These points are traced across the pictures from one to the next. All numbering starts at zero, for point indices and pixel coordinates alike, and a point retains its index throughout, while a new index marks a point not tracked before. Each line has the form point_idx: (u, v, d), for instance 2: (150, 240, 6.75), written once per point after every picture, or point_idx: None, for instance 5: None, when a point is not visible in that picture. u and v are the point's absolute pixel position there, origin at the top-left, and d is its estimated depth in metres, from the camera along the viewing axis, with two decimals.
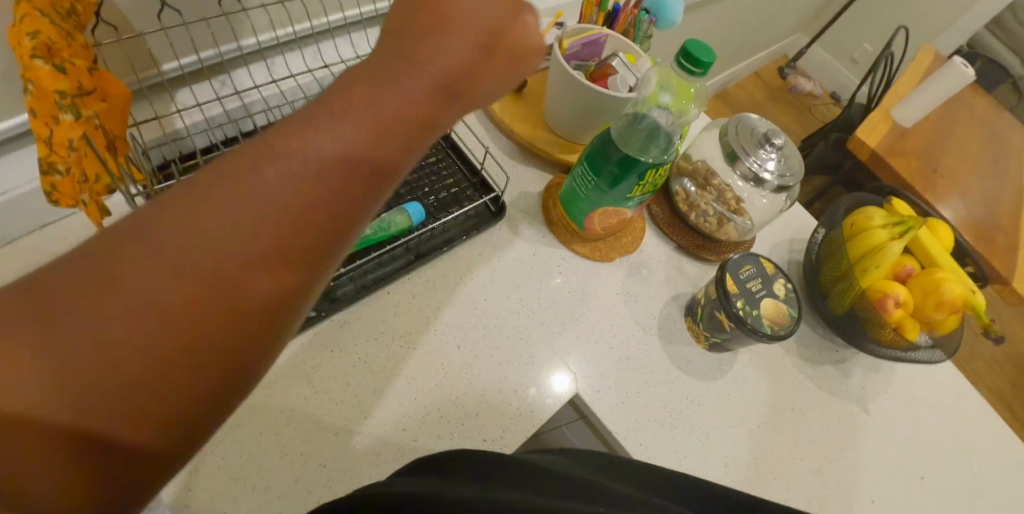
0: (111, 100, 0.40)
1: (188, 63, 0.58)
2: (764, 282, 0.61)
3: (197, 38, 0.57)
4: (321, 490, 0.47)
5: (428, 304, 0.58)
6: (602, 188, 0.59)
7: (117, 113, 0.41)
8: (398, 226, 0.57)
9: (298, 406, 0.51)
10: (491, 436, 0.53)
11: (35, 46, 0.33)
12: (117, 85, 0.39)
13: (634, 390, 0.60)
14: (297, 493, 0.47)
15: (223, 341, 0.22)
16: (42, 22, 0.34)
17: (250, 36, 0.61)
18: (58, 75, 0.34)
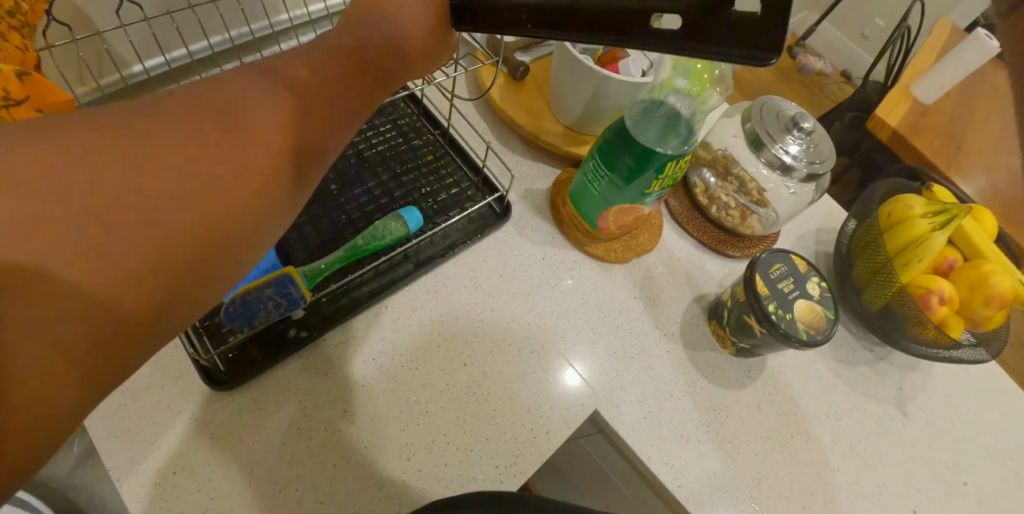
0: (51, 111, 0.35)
1: (154, 65, 0.55)
2: (797, 282, 0.54)
3: (163, 36, 0.54)
4: None
5: (430, 318, 0.53)
6: (617, 184, 0.54)
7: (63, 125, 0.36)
8: (393, 234, 0.52)
9: (287, 434, 0.46)
10: (503, 462, 0.48)
11: None
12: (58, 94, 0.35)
13: (657, 401, 0.55)
14: None
15: (203, 224, 0.24)
16: None
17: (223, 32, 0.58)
18: None
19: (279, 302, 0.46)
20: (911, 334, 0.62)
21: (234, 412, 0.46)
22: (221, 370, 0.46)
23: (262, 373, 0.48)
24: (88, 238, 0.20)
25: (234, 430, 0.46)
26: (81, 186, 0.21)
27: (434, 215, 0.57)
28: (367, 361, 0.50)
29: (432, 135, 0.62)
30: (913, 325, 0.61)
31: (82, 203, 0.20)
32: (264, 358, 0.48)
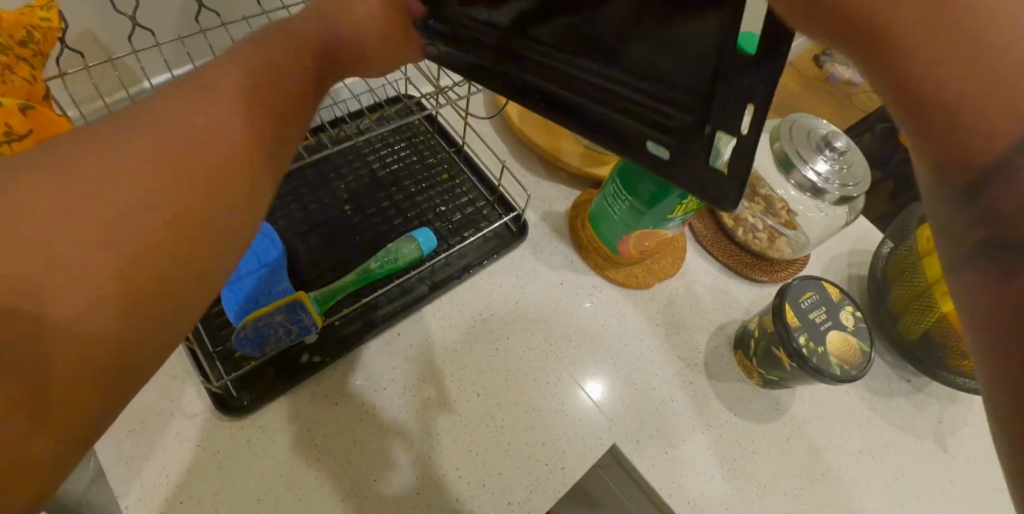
0: None
1: (161, 81, 0.56)
2: (830, 312, 0.51)
3: (170, 55, 0.55)
4: None
5: (443, 346, 0.52)
6: (637, 209, 0.52)
7: None
8: (407, 256, 0.51)
9: (295, 463, 0.45)
10: (517, 499, 0.46)
11: None
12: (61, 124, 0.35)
13: (678, 434, 0.52)
14: None
15: (196, 214, 0.25)
16: None
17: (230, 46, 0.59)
18: None
19: (291, 328, 0.45)
20: (953, 365, 0.58)
21: (244, 440, 0.46)
22: (233, 397, 0.46)
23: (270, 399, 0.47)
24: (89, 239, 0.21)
25: (241, 459, 0.45)
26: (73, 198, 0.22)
27: (447, 237, 0.56)
28: (379, 389, 0.49)
29: (446, 154, 0.61)
30: (954, 356, 0.57)
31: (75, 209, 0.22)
32: (274, 384, 0.47)
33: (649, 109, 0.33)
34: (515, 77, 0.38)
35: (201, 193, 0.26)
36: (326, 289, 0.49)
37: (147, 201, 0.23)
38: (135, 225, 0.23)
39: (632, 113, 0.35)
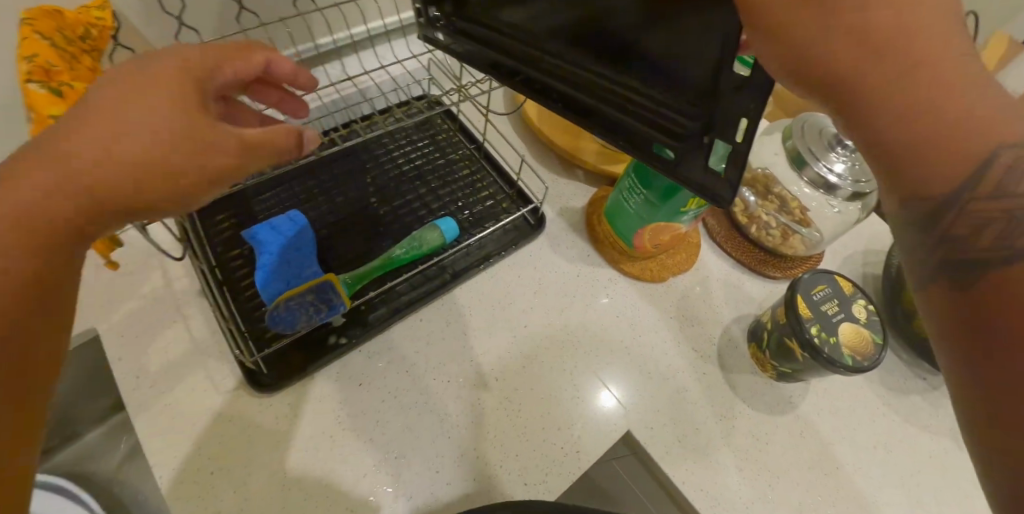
0: None
1: None
2: (842, 304, 0.52)
3: None
4: None
5: (463, 333, 0.54)
6: (652, 202, 0.54)
7: None
8: (431, 243, 0.54)
9: (320, 439, 0.47)
10: (532, 480, 0.47)
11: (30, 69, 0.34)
12: None
13: (692, 422, 0.53)
14: None
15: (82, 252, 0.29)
16: (41, 48, 0.35)
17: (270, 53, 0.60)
18: (53, 97, 0.34)
19: (322, 307, 0.47)
20: None
21: (272, 417, 0.48)
22: (265, 375, 0.49)
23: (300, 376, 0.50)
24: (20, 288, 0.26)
25: (269, 435, 0.47)
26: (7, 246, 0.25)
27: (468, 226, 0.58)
28: (402, 372, 0.51)
29: (468, 150, 0.64)
30: None
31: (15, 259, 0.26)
32: (303, 362, 0.50)
33: (657, 114, 0.38)
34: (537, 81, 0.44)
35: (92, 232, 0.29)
36: (354, 272, 0.51)
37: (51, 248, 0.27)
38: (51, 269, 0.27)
39: (646, 121, 0.39)
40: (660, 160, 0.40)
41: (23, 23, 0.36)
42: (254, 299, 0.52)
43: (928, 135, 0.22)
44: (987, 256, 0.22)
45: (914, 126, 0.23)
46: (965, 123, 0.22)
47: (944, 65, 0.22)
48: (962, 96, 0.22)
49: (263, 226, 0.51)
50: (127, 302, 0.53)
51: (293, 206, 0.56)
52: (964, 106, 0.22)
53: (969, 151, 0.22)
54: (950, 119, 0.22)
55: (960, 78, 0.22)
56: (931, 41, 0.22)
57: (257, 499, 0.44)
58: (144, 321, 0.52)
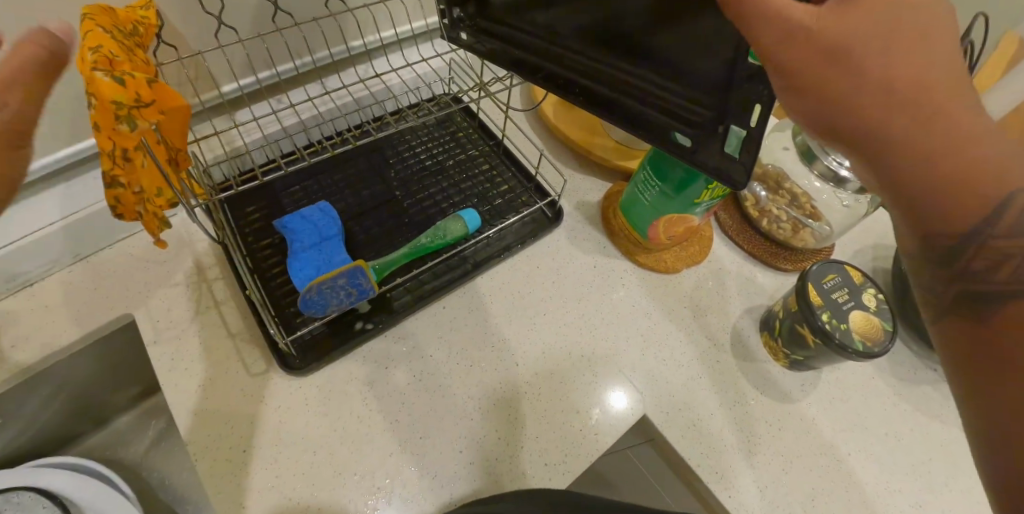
0: (170, 113, 0.39)
1: (247, 83, 0.60)
2: (852, 292, 0.53)
3: (255, 59, 0.59)
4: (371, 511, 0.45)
5: (484, 320, 0.56)
6: (666, 194, 0.56)
7: (178, 127, 0.40)
8: (454, 232, 0.56)
9: (349, 419, 0.49)
10: (553, 460, 0.49)
11: (96, 58, 0.35)
12: (175, 97, 0.39)
13: (706, 409, 0.55)
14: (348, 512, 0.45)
15: None
16: (104, 40, 0.37)
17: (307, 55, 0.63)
18: (116, 86, 0.34)
19: (352, 291, 0.49)
20: None
21: (302, 398, 0.50)
22: (296, 359, 0.51)
23: (329, 360, 0.52)
24: None
25: (300, 414, 0.49)
26: None
27: (490, 219, 0.61)
28: (425, 357, 0.53)
29: (487, 146, 0.66)
30: None
31: None
32: (333, 346, 0.52)
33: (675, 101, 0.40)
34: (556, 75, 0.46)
35: None
36: (382, 260, 0.54)
37: None
38: None
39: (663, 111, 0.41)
40: (679, 150, 0.41)
41: (86, 18, 0.38)
42: (284, 287, 0.54)
43: (942, 183, 0.25)
44: (1009, 289, 0.24)
45: (931, 172, 0.25)
46: (978, 172, 0.24)
47: (953, 118, 0.25)
48: (972, 146, 0.24)
49: (292, 218, 0.54)
50: (163, 290, 0.56)
51: (321, 199, 0.59)
52: (975, 156, 0.24)
53: (987, 196, 0.24)
54: (961, 166, 0.25)
55: (967, 128, 0.25)
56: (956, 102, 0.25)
57: (289, 475, 0.46)
58: (179, 307, 0.55)
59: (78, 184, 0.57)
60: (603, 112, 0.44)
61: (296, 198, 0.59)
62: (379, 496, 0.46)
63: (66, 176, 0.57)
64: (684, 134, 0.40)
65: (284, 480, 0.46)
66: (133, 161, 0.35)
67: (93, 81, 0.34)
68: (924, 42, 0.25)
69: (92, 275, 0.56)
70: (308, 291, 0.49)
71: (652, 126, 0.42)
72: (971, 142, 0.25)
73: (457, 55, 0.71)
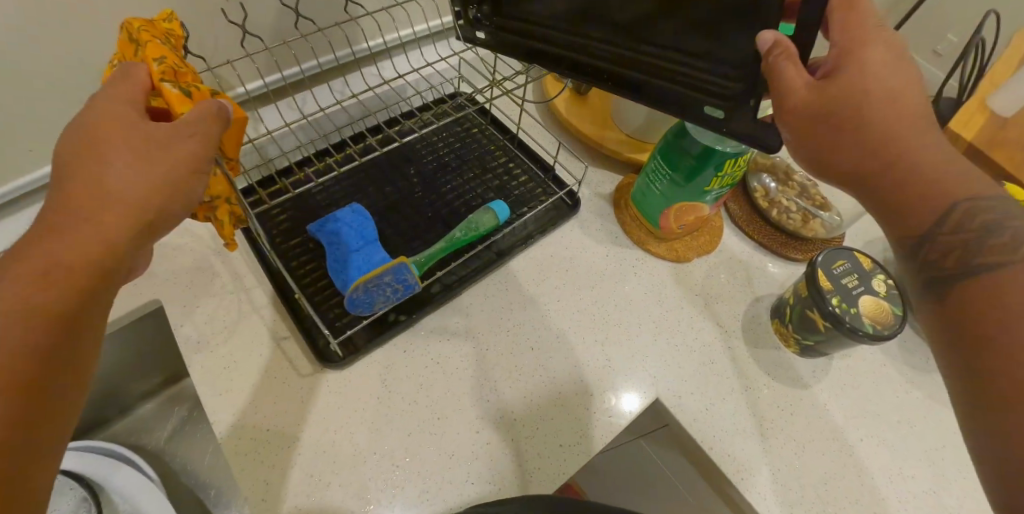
0: None
1: (272, 80, 0.62)
2: (862, 278, 0.54)
3: (280, 60, 0.62)
4: (391, 489, 0.46)
5: (500, 306, 0.57)
6: (678, 183, 0.57)
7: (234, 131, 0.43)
8: (487, 225, 0.56)
9: (369, 399, 0.51)
10: (568, 442, 0.50)
11: (162, 70, 0.37)
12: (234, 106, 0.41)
13: (718, 394, 0.56)
14: (368, 490, 0.46)
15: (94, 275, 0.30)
16: (165, 51, 0.38)
17: (328, 53, 0.65)
18: (185, 97, 0.37)
19: (398, 287, 0.50)
20: None
21: (323, 380, 0.52)
22: (336, 352, 0.52)
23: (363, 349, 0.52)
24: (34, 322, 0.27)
25: (321, 395, 0.51)
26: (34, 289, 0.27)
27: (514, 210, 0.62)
28: (443, 341, 0.54)
29: (502, 141, 0.68)
30: None
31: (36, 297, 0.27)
32: (364, 333, 0.54)
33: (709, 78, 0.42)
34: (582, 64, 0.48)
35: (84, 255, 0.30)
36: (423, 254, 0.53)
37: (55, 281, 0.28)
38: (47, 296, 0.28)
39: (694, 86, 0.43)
40: (708, 120, 0.42)
41: (140, 32, 0.40)
42: (316, 279, 0.55)
43: (908, 205, 0.30)
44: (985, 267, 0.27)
45: (896, 198, 0.30)
46: (922, 196, 0.30)
47: (917, 157, 0.30)
48: (930, 177, 0.30)
49: (329, 222, 0.54)
50: (183, 273, 0.56)
51: (341, 191, 0.61)
52: (931, 185, 0.30)
53: (932, 203, 0.29)
54: (919, 196, 0.30)
55: (927, 165, 0.30)
56: (911, 130, 0.31)
57: (313, 453, 0.47)
58: (200, 292, 0.55)
59: None
60: (626, 94, 0.46)
61: (317, 190, 0.61)
62: (401, 473, 0.47)
63: None
64: (711, 104, 0.42)
65: (308, 457, 0.47)
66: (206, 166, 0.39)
67: (162, 92, 0.36)
68: (898, 98, 0.32)
69: None
70: (354, 291, 0.49)
71: (675, 101, 0.44)
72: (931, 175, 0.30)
73: (473, 52, 0.72)
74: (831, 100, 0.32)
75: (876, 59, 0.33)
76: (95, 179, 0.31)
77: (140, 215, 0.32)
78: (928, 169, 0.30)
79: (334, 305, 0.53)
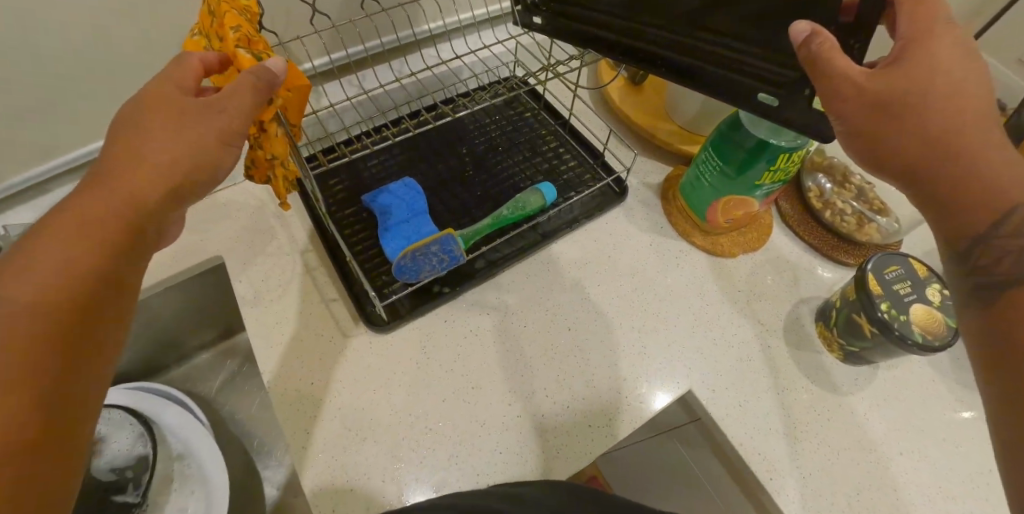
0: (294, 91, 0.43)
1: (337, 57, 0.64)
2: (915, 285, 0.52)
3: (346, 37, 0.64)
4: (424, 450, 0.48)
5: (540, 286, 0.58)
6: (728, 175, 0.56)
7: (298, 102, 0.44)
8: (534, 205, 0.58)
9: (409, 363, 0.53)
10: (597, 423, 0.51)
11: (239, 37, 0.39)
12: (299, 77, 0.43)
13: (754, 392, 0.55)
14: (402, 449, 0.48)
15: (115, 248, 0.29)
16: (240, 19, 0.40)
17: (391, 33, 0.67)
18: (256, 62, 0.39)
19: (444, 258, 0.52)
20: None
21: (367, 342, 0.54)
22: (381, 316, 0.54)
23: (409, 316, 0.55)
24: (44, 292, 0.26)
25: (365, 357, 0.53)
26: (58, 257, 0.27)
27: (562, 196, 0.63)
28: (482, 316, 0.56)
29: (554, 126, 0.68)
30: None
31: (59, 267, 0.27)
32: (409, 304, 0.55)
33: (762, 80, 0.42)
34: (640, 51, 0.47)
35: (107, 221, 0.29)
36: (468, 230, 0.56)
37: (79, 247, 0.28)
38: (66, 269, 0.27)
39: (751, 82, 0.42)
40: (763, 108, 0.43)
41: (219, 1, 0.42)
42: (368, 249, 0.57)
43: (959, 207, 0.29)
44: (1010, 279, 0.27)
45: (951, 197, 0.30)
46: (977, 195, 0.29)
47: (972, 159, 0.29)
48: (986, 180, 0.29)
49: (383, 194, 0.56)
50: (244, 232, 0.60)
51: (394, 165, 0.62)
52: (986, 184, 0.29)
53: (992, 208, 0.28)
54: (973, 197, 0.29)
55: (984, 166, 0.29)
56: (975, 133, 0.30)
57: (354, 409, 0.50)
58: (258, 252, 0.59)
59: None
60: (689, 83, 0.46)
61: (372, 163, 0.63)
62: (434, 438, 0.49)
63: None
64: (767, 92, 0.41)
65: (348, 413, 0.50)
66: (269, 129, 0.40)
67: (237, 58, 0.38)
68: (959, 95, 0.31)
69: None
70: (403, 258, 0.51)
71: (735, 91, 0.43)
72: (989, 175, 0.29)
73: (530, 38, 0.73)
74: (885, 100, 0.32)
75: (940, 62, 0.32)
76: (134, 155, 0.32)
77: (168, 186, 0.32)
78: (986, 170, 0.29)
79: (383, 273, 0.56)
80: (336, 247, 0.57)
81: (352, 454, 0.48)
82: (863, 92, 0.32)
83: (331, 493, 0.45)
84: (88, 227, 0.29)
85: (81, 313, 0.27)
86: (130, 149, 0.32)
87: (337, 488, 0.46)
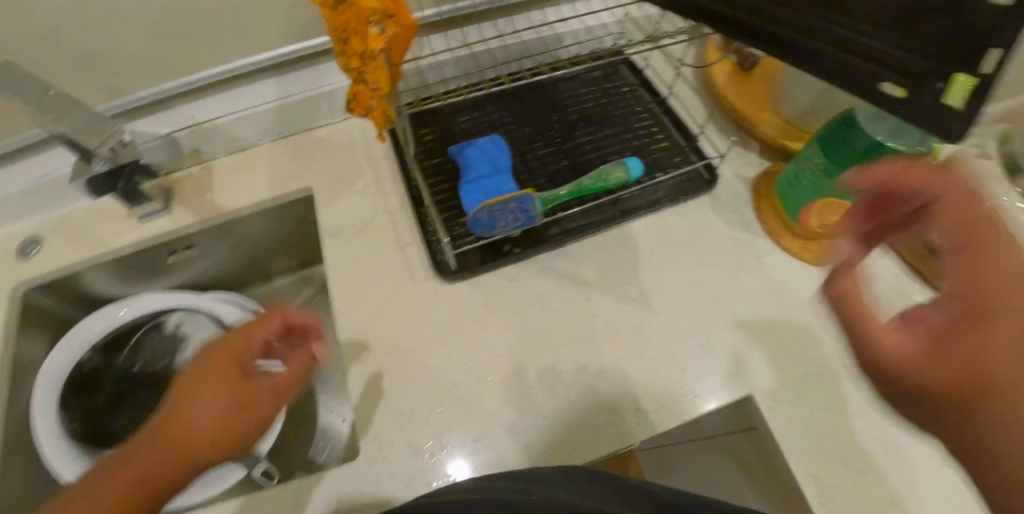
0: (403, 30, 0.44)
1: (446, 9, 0.65)
2: None
3: None
4: (471, 403, 0.49)
5: (612, 263, 0.56)
6: (833, 175, 0.52)
7: (403, 41, 0.45)
8: (617, 178, 0.55)
9: (469, 317, 0.53)
10: (645, 408, 0.49)
11: None
12: (410, 16, 0.44)
13: (831, 415, 0.51)
14: (449, 395, 0.50)
15: (176, 453, 0.35)
16: None
17: None
18: None
19: (519, 216, 0.51)
20: None
21: (432, 289, 0.54)
22: (450, 264, 0.54)
23: (479, 271, 0.54)
24: (160, 467, 0.34)
25: (428, 304, 0.54)
26: (155, 465, 0.34)
27: (649, 175, 0.61)
28: (549, 281, 0.55)
29: (651, 104, 0.65)
30: None
31: (159, 462, 0.34)
32: (478, 259, 0.55)
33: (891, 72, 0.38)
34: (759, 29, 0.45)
35: (189, 439, 0.35)
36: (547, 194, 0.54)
37: (170, 460, 0.35)
38: (128, 470, 0.33)
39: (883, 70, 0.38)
40: (885, 100, 0.39)
41: None
42: (447, 200, 0.57)
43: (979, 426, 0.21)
44: None
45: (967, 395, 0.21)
46: None
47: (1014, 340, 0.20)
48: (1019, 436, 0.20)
49: (470, 147, 0.56)
50: (333, 166, 0.62)
51: (484, 123, 0.63)
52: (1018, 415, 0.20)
53: None
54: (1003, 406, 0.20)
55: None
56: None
57: (412, 351, 0.51)
58: (343, 186, 0.60)
59: (292, 77, 0.64)
60: (804, 68, 0.43)
61: (463, 117, 0.63)
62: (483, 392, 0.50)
63: (286, 67, 0.64)
64: (893, 81, 0.38)
65: (406, 353, 0.51)
66: (376, 62, 0.41)
67: None
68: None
69: (282, 151, 0.64)
70: (480, 209, 0.51)
71: (859, 79, 0.40)
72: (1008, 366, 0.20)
73: (642, 9, 0.69)
74: (891, 370, 0.24)
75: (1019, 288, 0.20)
76: (186, 414, 0.36)
77: (220, 437, 0.37)
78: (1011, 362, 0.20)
79: (456, 226, 0.55)
80: (418, 194, 0.58)
81: (404, 389, 0.50)
82: (873, 363, 0.24)
83: (379, 424, 0.48)
84: (167, 429, 0.35)
85: (158, 493, 0.34)
86: (237, 380, 0.38)
87: (385, 421, 0.48)
